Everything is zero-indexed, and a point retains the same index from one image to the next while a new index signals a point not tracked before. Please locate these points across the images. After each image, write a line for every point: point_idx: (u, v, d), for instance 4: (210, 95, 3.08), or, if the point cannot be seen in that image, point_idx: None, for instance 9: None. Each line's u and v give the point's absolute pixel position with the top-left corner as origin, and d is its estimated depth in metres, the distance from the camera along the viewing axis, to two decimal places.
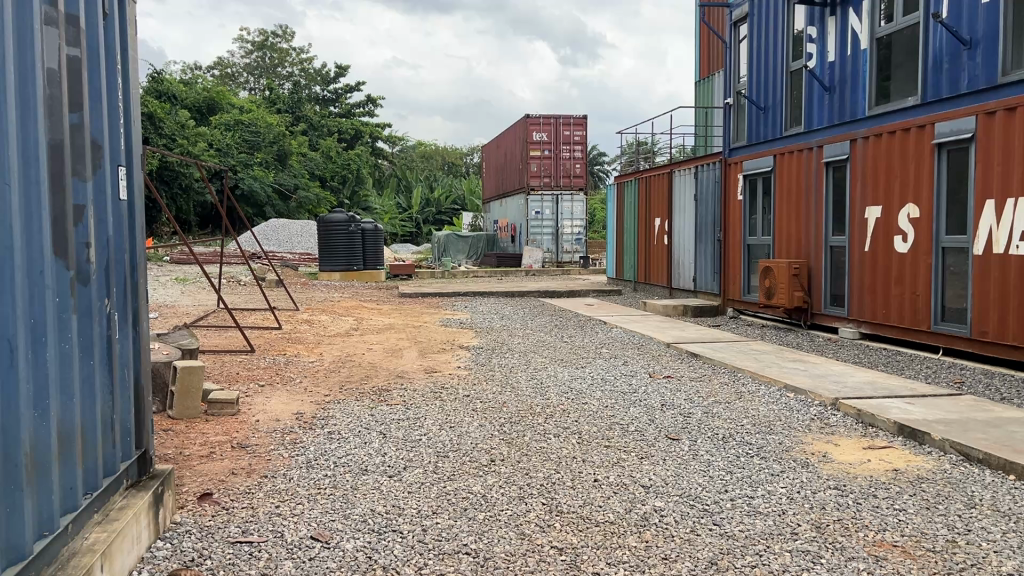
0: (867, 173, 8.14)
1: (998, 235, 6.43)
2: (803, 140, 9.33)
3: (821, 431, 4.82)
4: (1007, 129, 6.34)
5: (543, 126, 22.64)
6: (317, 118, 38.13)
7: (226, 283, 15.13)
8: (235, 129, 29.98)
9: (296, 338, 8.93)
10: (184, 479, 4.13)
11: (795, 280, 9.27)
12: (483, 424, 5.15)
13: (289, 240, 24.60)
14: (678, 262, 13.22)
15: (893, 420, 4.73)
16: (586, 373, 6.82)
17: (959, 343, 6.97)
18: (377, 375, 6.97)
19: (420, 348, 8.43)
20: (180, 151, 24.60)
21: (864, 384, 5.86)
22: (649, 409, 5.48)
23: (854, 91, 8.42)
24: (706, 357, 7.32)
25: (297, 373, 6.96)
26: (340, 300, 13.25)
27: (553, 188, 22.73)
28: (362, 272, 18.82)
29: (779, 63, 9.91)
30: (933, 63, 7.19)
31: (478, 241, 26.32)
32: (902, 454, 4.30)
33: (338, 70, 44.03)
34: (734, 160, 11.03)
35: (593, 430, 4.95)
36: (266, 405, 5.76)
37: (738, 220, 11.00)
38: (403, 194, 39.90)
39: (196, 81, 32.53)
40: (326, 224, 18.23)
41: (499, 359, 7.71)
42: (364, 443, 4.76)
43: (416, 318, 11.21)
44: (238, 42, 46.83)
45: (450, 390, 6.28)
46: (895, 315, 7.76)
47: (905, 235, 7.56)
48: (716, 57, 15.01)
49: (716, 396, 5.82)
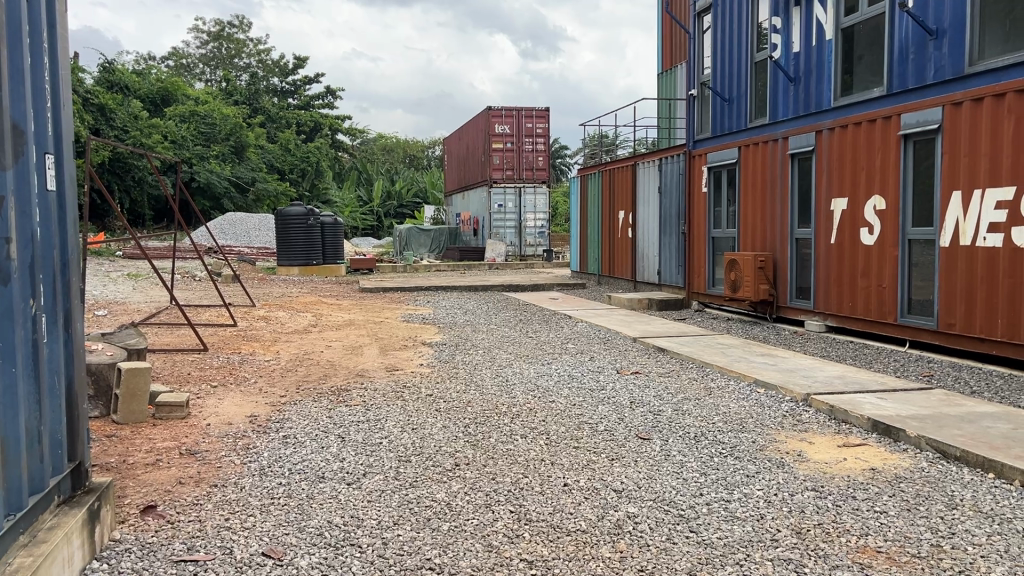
0: (833, 165, 8.08)
1: (964, 227, 6.39)
2: (768, 132, 9.25)
3: (794, 429, 4.72)
4: (974, 119, 6.29)
5: (506, 118, 22.35)
6: (274, 110, 37.45)
7: (179, 278, 14.65)
8: (190, 121, 29.26)
9: (252, 336, 8.62)
10: (127, 490, 3.85)
11: (761, 273, 9.19)
12: (446, 426, 4.95)
13: (246, 234, 24.04)
14: (643, 255, 13.11)
15: (867, 416, 4.64)
16: (553, 370, 6.65)
17: (925, 335, 6.93)
18: (336, 374, 6.72)
19: (381, 345, 8.18)
20: (133, 143, 23.88)
21: (834, 378, 5.77)
22: (618, 407, 5.32)
23: (820, 82, 8.33)
24: (674, 352, 7.19)
25: (252, 373, 6.69)
26: (299, 295, 12.94)
27: (515, 181, 22.58)
28: (322, 267, 18.42)
29: (743, 54, 9.81)
30: (899, 54, 7.12)
31: (440, 235, 26.16)
32: (878, 452, 4.20)
33: (297, 61, 43.28)
34: (699, 152, 10.93)
35: (562, 431, 4.77)
36: (218, 407, 5.48)
37: (703, 212, 10.91)
38: (364, 187, 39.41)
39: (149, 71, 31.67)
40: (284, 218, 17.82)
41: (463, 356, 7.50)
42: (321, 447, 4.52)
43: (378, 313, 10.95)
44: (193, 32, 45.80)
45: (413, 388, 6.06)
46: (861, 308, 7.71)
47: (871, 227, 7.51)
48: (680, 48, 14.94)
49: (686, 393, 5.68)
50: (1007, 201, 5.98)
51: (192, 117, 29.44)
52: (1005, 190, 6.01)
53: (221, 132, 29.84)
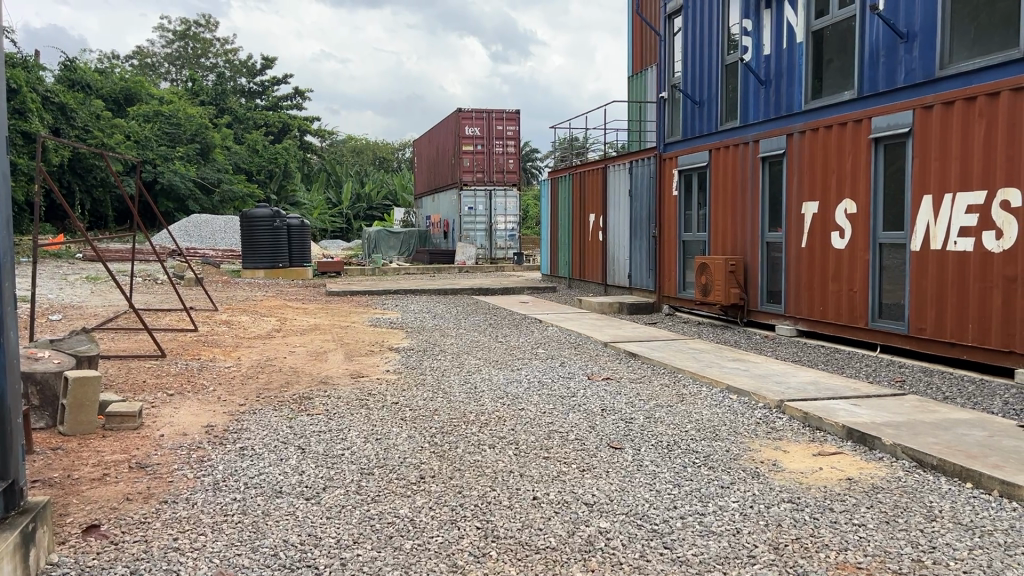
0: (804, 168, 8.03)
1: (935, 231, 6.35)
2: (739, 135, 9.21)
3: (767, 437, 4.62)
4: (944, 123, 6.26)
5: (475, 120, 22.18)
6: (242, 111, 36.93)
7: (140, 281, 14.28)
8: (154, 121, 28.71)
9: (213, 341, 8.37)
10: (70, 508, 3.63)
11: (732, 277, 9.12)
12: (411, 436, 4.78)
13: (211, 237, 23.65)
14: (614, 259, 13.03)
15: (841, 423, 4.55)
16: (522, 376, 6.50)
17: (896, 340, 6.89)
18: (299, 381, 6.51)
19: (347, 351, 7.98)
20: (94, 144, 23.32)
21: (807, 385, 5.68)
22: (589, 415, 5.18)
23: (790, 85, 8.28)
24: (645, 358, 7.08)
25: (211, 380, 6.45)
26: (263, 299, 12.66)
27: (485, 184, 22.35)
28: (288, 270, 18.12)
29: (714, 56, 9.75)
30: (870, 57, 7.10)
31: (410, 237, 25.84)
32: (853, 461, 4.10)
33: (265, 62, 42.80)
34: (670, 155, 10.87)
35: (531, 440, 4.62)
36: (174, 416, 5.25)
37: (673, 215, 10.85)
38: (333, 189, 39.06)
39: (111, 70, 31.02)
40: (249, 220, 17.50)
41: (431, 361, 7.33)
42: (280, 460, 4.32)
43: (344, 317, 10.73)
44: (159, 31, 45.12)
45: (377, 396, 5.87)
46: (832, 312, 7.66)
47: (841, 231, 7.47)
48: (650, 51, 14.93)
49: (658, 400, 5.56)
50: (978, 205, 5.95)
51: (156, 118, 28.90)
52: (976, 194, 5.98)
53: (186, 133, 29.35)
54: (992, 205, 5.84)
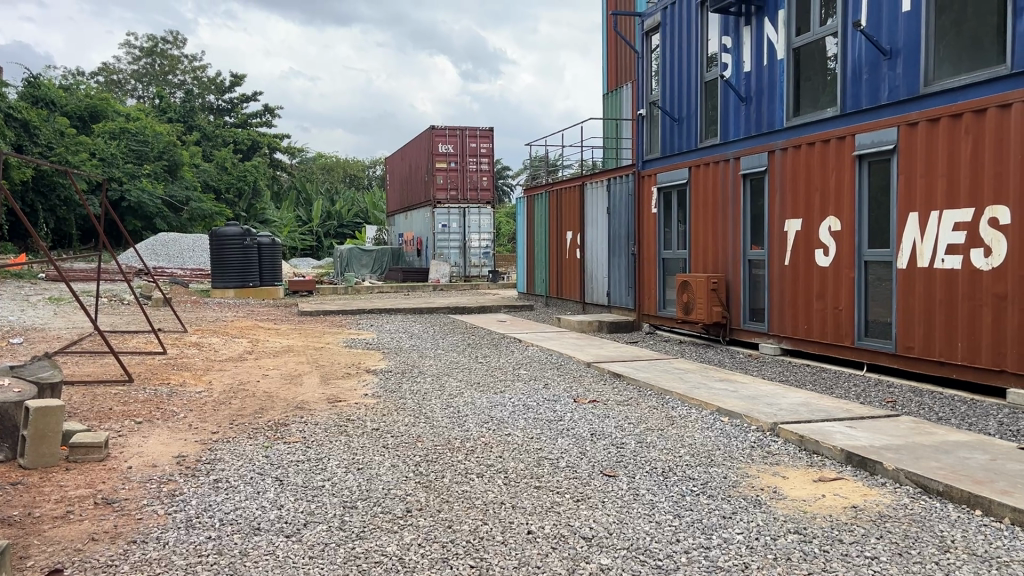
0: (786, 185, 7.98)
1: (922, 248, 6.30)
2: (719, 152, 9.15)
3: (764, 462, 4.48)
4: (930, 139, 6.23)
5: (449, 138, 22.28)
6: (211, 128, 36.46)
7: (106, 302, 13.86)
8: (120, 139, 28.19)
9: (182, 364, 8.07)
10: (30, 550, 3.36)
11: (714, 295, 9.02)
12: (394, 465, 4.56)
13: (180, 256, 23.23)
14: (592, 276, 12.90)
15: (840, 447, 4.42)
16: (507, 399, 6.30)
17: (883, 359, 6.82)
18: (274, 407, 6.24)
19: (323, 374, 7.71)
20: (58, 161, 22.81)
21: (798, 406, 5.56)
22: (579, 440, 5.00)
23: (771, 102, 8.25)
24: (630, 379, 6.92)
25: (182, 407, 6.17)
26: (234, 320, 12.33)
27: (460, 202, 22.30)
28: (258, 289, 17.77)
29: (693, 73, 9.71)
30: (852, 74, 7.07)
31: (382, 255, 25.68)
32: (856, 488, 3.97)
33: (234, 79, 42.42)
34: (648, 172, 10.79)
35: (521, 468, 4.43)
36: (142, 446, 4.98)
37: (652, 233, 10.77)
38: (303, 207, 38.63)
39: (76, 87, 30.47)
40: (218, 239, 17.20)
41: (411, 384, 7.10)
42: (256, 493, 4.08)
43: (318, 338, 10.46)
44: (125, 49, 44.61)
45: (357, 423, 5.63)
46: (818, 331, 7.58)
47: (826, 248, 7.41)
48: (625, 68, 14.97)
49: (648, 423, 5.40)
50: (966, 222, 5.90)
51: (122, 135, 28.41)
52: (963, 211, 5.93)
53: (153, 150, 28.86)
54: (980, 222, 5.80)
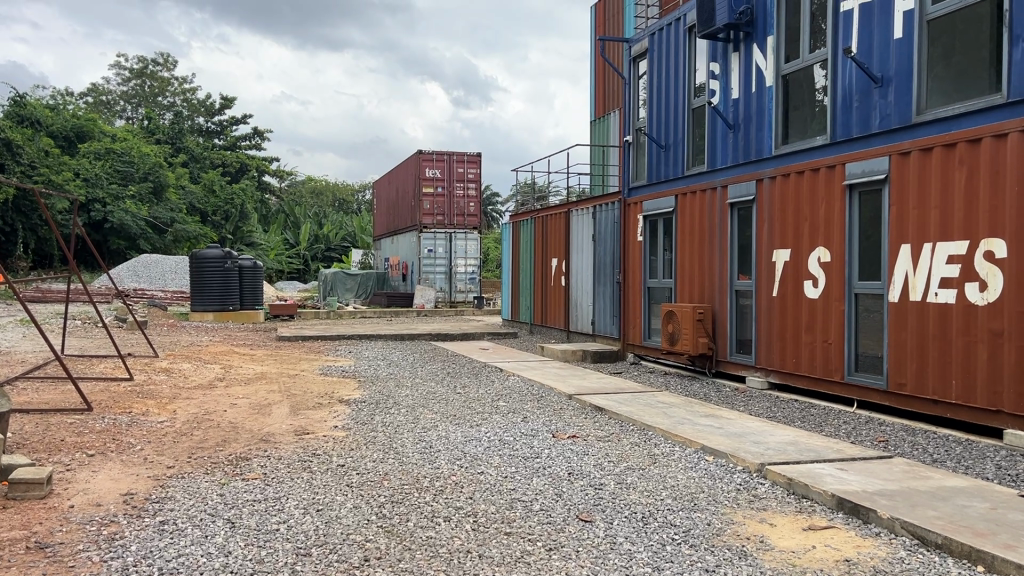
0: (774, 215, 7.79)
1: (914, 281, 6.10)
2: (706, 179, 8.97)
3: (750, 507, 4.21)
4: (923, 169, 6.05)
5: (436, 163, 22.14)
6: (198, 149, 36.22)
7: (79, 325, 13.50)
8: (105, 159, 27.86)
9: (148, 392, 7.73)
10: None
11: (700, 326, 8.79)
12: (357, 506, 4.26)
13: (161, 278, 22.90)
14: (576, 304, 12.67)
15: (831, 492, 4.17)
16: (482, 434, 6.01)
17: (874, 395, 6.59)
18: (238, 439, 5.92)
19: (293, 403, 7.40)
20: (41, 181, 22.50)
21: (786, 446, 5.30)
22: (555, 480, 4.72)
23: (760, 129, 8.09)
24: (612, 413, 6.65)
25: (140, 438, 5.85)
26: (209, 344, 12.01)
27: (446, 227, 22.10)
28: (238, 313, 17.44)
29: (680, 100, 9.56)
30: (843, 102, 6.91)
31: (367, 279, 25.34)
32: (848, 537, 3.72)
33: (223, 101, 42.31)
34: (634, 200, 10.61)
35: (491, 511, 4.15)
36: (89, 482, 4.66)
37: (638, 261, 10.56)
38: (290, 230, 38.34)
39: (63, 106, 30.20)
40: (198, 261, 16.91)
41: (383, 416, 6.81)
42: (203, 537, 3.77)
43: (293, 365, 10.14)
44: (116, 70, 44.55)
45: (322, 458, 5.33)
46: (807, 364, 7.35)
47: (815, 280, 7.22)
48: (612, 96, 14.88)
49: (628, 462, 5.12)
50: (960, 255, 5.71)
51: (107, 155, 28.12)
52: (957, 244, 5.74)
53: (139, 171, 28.57)
54: (974, 255, 5.60)
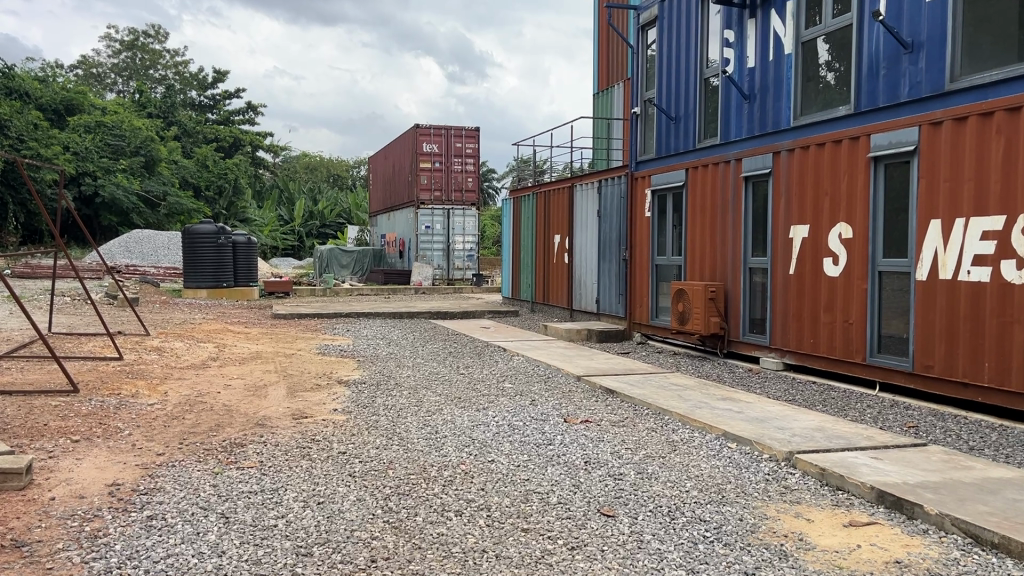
0: (792, 189, 7.47)
1: (944, 259, 5.79)
2: (718, 152, 8.62)
3: (784, 500, 3.93)
4: (956, 140, 5.72)
5: (433, 137, 21.65)
6: (191, 124, 35.57)
7: (69, 302, 13.13)
8: (95, 133, 27.29)
9: (137, 372, 7.41)
10: None
11: (712, 305, 8.48)
12: (361, 499, 3.96)
13: (154, 254, 22.50)
14: (580, 282, 12.35)
15: (869, 484, 3.88)
16: (490, 418, 5.71)
17: (897, 377, 6.31)
18: (232, 423, 5.62)
19: (290, 385, 7.09)
20: (30, 155, 21.99)
21: (813, 432, 5.01)
22: (572, 469, 4.43)
23: (777, 99, 7.73)
24: (624, 396, 6.36)
25: (128, 422, 5.54)
26: (202, 322, 11.65)
27: (444, 203, 21.67)
28: (232, 290, 17.07)
29: (692, 71, 9.18)
30: (868, 70, 6.57)
31: (364, 256, 25.03)
32: (893, 535, 3.44)
33: (216, 75, 41.60)
34: (642, 174, 10.27)
35: (506, 504, 3.86)
36: (73, 472, 4.34)
37: (645, 237, 10.23)
38: (285, 206, 37.88)
39: (52, 79, 29.56)
40: (191, 237, 16.52)
41: (384, 398, 6.51)
42: (195, 535, 3.46)
43: (289, 344, 9.83)
44: (106, 41, 43.78)
45: (322, 444, 5.03)
46: (825, 345, 7.07)
47: (835, 257, 6.91)
48: (616, 67, 14.47)
49: (647, 450, 4.82)
50: (996, 231, 5.39)
51: (98, 129, 27.56)
52: (993, 219, 5.42)
53: (130, 145, 27.99)
54: (1012, 231, 5.29)
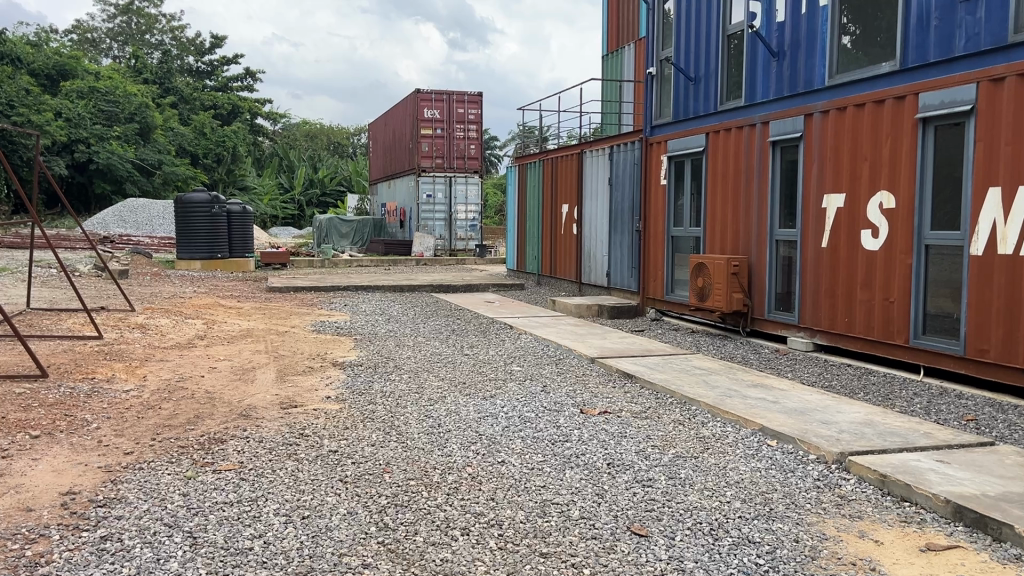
0: (826, 154, 6.85)
1: (1005, 231, 5.20)
2: (743, 115, 7.99)
3: (843, 514, 3.38)
4: (1020, 97, 5.10)
5: (435, 103, 20.84)
6: (188, 90, 34.65)
7: (54, 274, 12.57)
8: (88, 99, 26.49)
9: (117, 353, 6.87)
10: None
11: (734, 280, 7.89)
12: (351, 512, 3.41)
13: (149, 224, 21.93)
14: (589, 254, 11.77)
15: (943, 497, 3.34)
16: (497, 408, 5.16)
17: (945, 361, 5.76)
18: (213, 414, 5.07)
19: (280, 367, 6.55)
20: (20, 121, 21.32)
21: (862, 428, 4.45)
22: (594, 473, 3.89)
23: (810, 56, 7.06)
24: (644, 381, 5.81)
25: (97, 413, 5.00)
26: (193, 296, 11.10)
27: (446, 170, 20.92)
28: (227, 261, 16.52)
29: (714, 27, 8.49)
30: (917, 21, 5.92)
31: (364, 227, 24.47)
32: (983, 563, 2.89)
33: (214, 40, 40.61)
34: (658, 139, 9.62)
35: (521, 520, 3.32)
36: (25, 476, 3.80)
37: (660, 206, 9.61)
38: (285, 175, 37.15)
39: (46, 43, 28.65)
40: (184, 206, 15.92)
41: (382, 384, 5.96)
42: (154, 562, 2.92)
43: (283, 320, 9.28)
44: (100, 5, 42.80)
45: (312, 440, 4.47)
46: (861, 325, 6.49)
47: (874, 229, 6.32)
48: (627, 27, 13.74)
49: (676, 448, 4.28)
50: None
51: (90, 94, 26.79)
52: None
53: (124, 111, 27.18)
54: None
